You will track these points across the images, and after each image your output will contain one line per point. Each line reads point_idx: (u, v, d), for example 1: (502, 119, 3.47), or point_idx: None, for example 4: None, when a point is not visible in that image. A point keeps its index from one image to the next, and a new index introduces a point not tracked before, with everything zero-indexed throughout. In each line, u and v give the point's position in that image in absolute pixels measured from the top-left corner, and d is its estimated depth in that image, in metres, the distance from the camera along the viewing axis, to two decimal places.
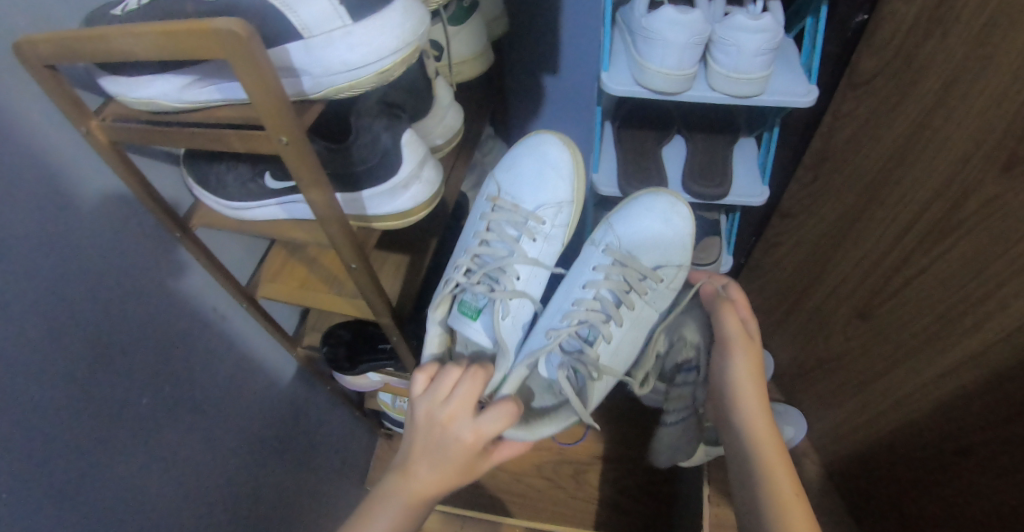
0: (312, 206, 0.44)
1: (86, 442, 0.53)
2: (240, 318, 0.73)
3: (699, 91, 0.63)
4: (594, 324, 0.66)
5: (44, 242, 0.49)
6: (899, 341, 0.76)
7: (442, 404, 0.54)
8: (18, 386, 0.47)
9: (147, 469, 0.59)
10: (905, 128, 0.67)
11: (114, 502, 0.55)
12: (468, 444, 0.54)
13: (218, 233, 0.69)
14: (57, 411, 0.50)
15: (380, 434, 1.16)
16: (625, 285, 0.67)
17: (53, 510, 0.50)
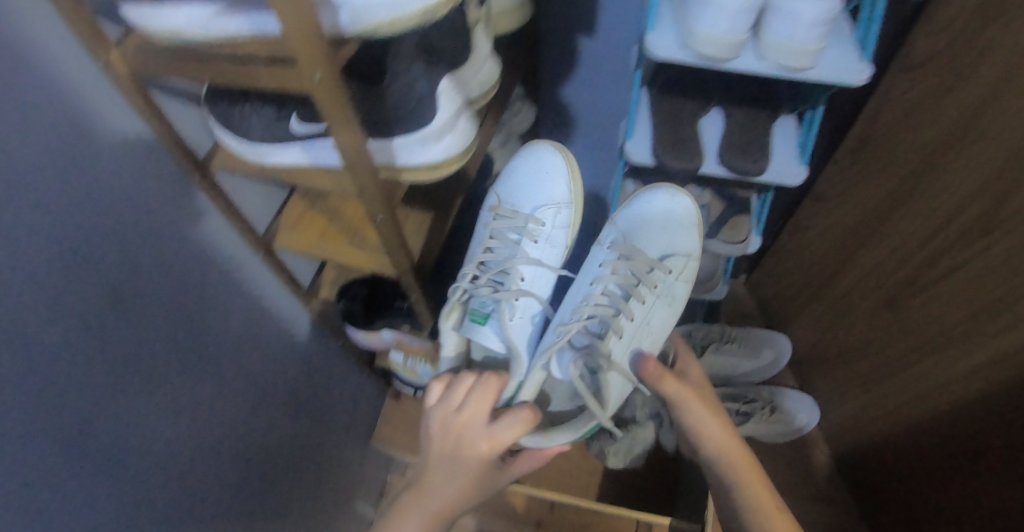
0: (340, 151, 0.42)
1: (103, 380, 0.52)
2: (257, 267, 0.72)
3: (747, 61, 0.60)
4: (603, 318, 0.68)
5: (67, 175, 0.48)
6: (925, 335, 0.74)
7: (456, 412, 0.58)
8: (36, 319, 0.46)
9: (160, 412, 0.59)
10: (957, 114, 0.63)
11: (127, 443, 0.55)
12: (485, 451, 0.57)
13: (239, 178, 0.67)
14: (75, 347, 0.50)
15: (388, 393, 1.16)
16: (631, 278, 0.71)
17: (69, 447, 0.49)
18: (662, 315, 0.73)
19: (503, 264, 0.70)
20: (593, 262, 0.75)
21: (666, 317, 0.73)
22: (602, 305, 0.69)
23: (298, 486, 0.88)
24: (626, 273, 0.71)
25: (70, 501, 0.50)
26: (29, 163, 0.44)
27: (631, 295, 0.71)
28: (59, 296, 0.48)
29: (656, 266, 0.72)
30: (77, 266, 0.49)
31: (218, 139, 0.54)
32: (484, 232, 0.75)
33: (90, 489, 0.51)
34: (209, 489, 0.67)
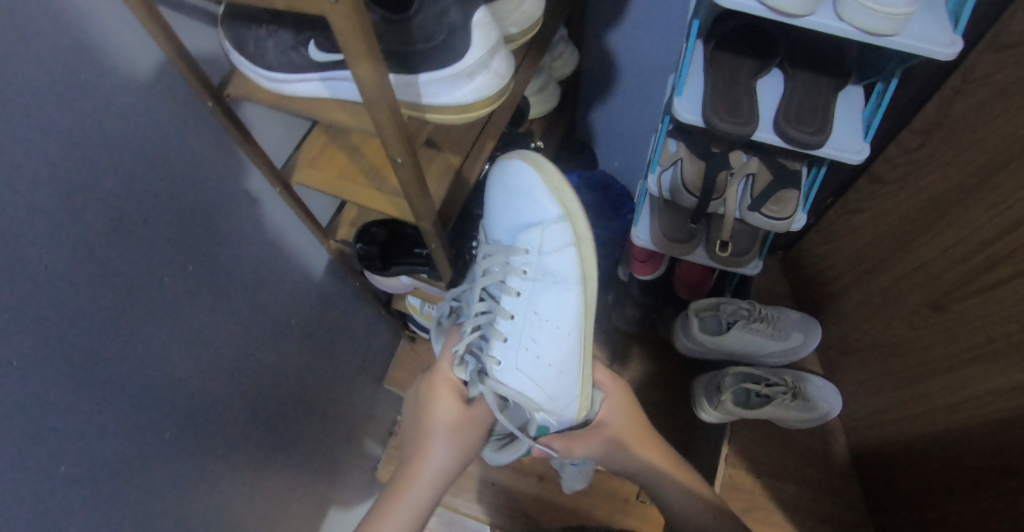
0: (358, 85, 0.37)
1: (107, 314, 0.50)
2: (271, 201, 0.70)
3: (824, 19, 0.53)
4: (486, 326, 0.64)
5: (62, 92, 0.45)
6: (970, 342, 0.68)
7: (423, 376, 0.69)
8: (31, 250, 0.44)
9: (171, 346, 0.58)
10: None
11: (137, 375, 0.54)
12: (438, 390, 0.65)
13: (256, 106, 0.63)
14: (74, 279, 0.47)
15: (404, 336, 1.16)
16: (498, 275, 0.63)
17: (70, 384, 0.48)
18: (561, 292, 0.63)
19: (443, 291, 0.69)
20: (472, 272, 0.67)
21: (563, 292, 0.63)
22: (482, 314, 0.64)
23: (308, 423, 0.88)
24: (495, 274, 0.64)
25: (80, 430, 0.49)
26: (20, 76, 0.42)
27: (505, 292, 0.64)
28: (59, 219, 0.46)
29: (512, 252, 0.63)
30: (81, 189, 0.47)
31: (233, 63, 0.50)
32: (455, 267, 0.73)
33: (95, 422, 0.51)
34: (220, 423, 0.67)
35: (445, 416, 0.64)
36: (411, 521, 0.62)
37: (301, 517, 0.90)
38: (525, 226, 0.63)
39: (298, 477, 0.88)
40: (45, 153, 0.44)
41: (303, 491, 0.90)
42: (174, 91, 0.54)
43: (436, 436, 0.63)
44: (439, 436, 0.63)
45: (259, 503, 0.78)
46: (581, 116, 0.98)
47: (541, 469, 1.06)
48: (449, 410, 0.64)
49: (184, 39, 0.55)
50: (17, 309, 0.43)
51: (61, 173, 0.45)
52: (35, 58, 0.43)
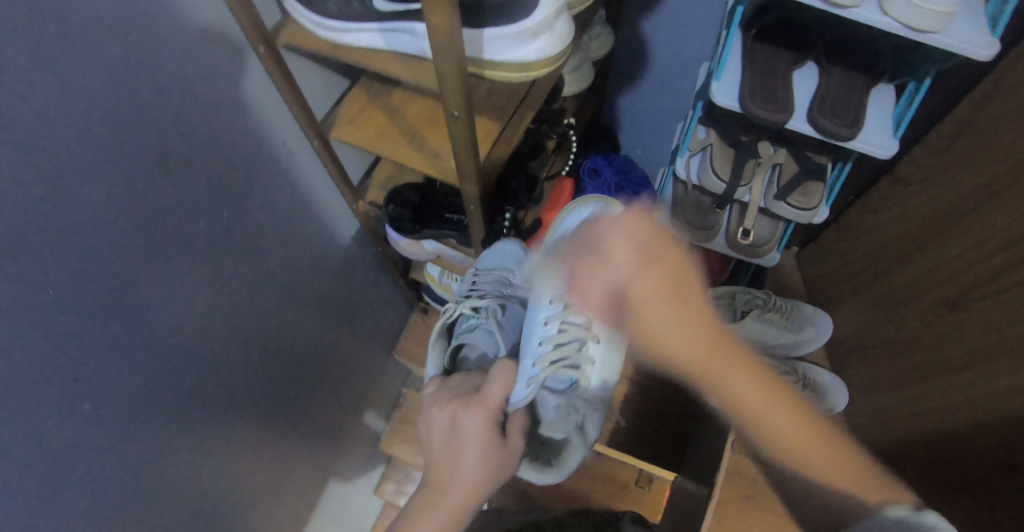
0: (430, 33, 0.39)
1: (133, 242, 0.52)
2: (307, 158, 0.71)
3: (868, 11, 0.55)
4: (571, 356, 0.68)
5: (114, 24, 0.46)
6: (968, 345, 0.68)
7: (453, 394, 0.61)
8: (74, 170, 0.46)
9: (187, 285, 0.59)
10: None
11: (154, 309, 0.56)
12: (484, 416, 0.58)
13: (305, 60, 0.65)
14: (106, 206, 0.49)
15: (416, 310, 1.17)
16: (587, 305, 0.69)
17: (92, 309, 0.49)
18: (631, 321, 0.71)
19: (480, 301, 0.71)
20: (544, 298, 0.70)
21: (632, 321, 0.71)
22: (564, 341, 0.68)
23: (317, 385, 0.90)
24: (584, 300, 0.69)
25: (98, 359, 0.51)
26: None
27: (591, 319, 0.69)
28: (102, 148, 0.47)
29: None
30: (124, 122, 0.49)
31: (293, 12, 0.52)
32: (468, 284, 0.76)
33: (113, 348, 0.52)
34: (231, 373, 0.69)
35: (491, 449, 0.57)
36: None
37: (302, 477, 0.91)
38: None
39: (300, 437, 0.89)
40: (93, 82, 0.46)
41: (306, 451, 0.91)
42: (224, 37, 0.56)
43: (481, 464, 0.57)
44: (483, 470, 0.57)
45: (260, 455, 0.79)
46: (612, 101, 0.99)
47: None
48: (494, 443, 0.58)
49: None
50: (50, 229, 0.45)
51: (106, 102, 0.47)
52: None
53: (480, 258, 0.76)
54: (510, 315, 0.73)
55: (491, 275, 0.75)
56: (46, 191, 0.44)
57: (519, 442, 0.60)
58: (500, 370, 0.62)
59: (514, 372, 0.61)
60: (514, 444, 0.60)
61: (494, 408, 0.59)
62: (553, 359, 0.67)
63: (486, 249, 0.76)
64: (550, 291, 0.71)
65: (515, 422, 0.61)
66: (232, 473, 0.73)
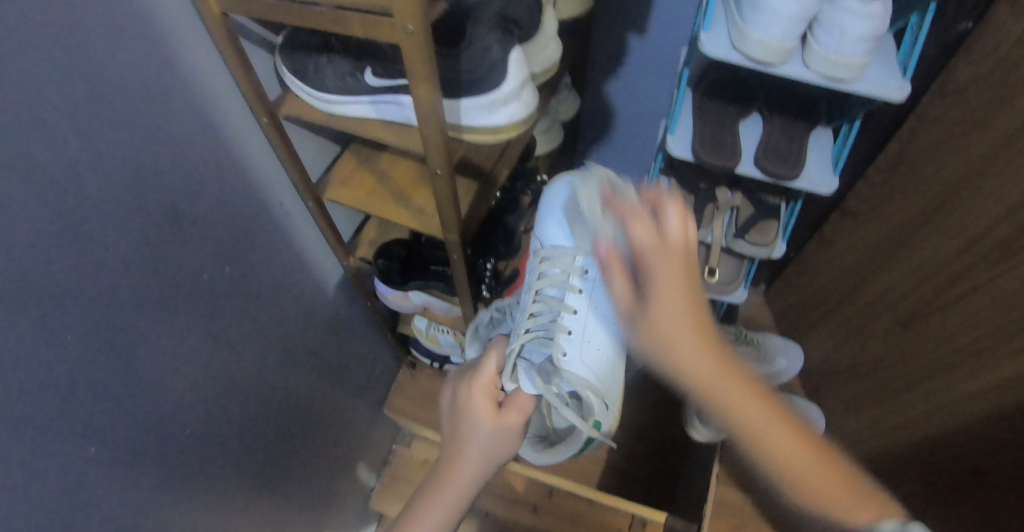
0: (415, 104, 0.45)
1: (138, 297, 0.56)
2: (299, 217, 0.76)
3: (794, 68, 0.63)
4: (547, 325, 0.64)
5: (133, 102, 0.52)
6: (935, 354, 0.74)
7: (460, 375, 0.66)
8: (89, 231, 0.50)
9: (184, 337, 0.62)
10: (997, 137, 0.64)
11: (154, 361, 0.59)
12: (475, 389, 0.62)
13: (301, 128, 0.71)
14: (116, 264, 0.53)
15: (405, 364, 1.20)
16: (559, 275, 0.65)
17: (98, 361, 0.53)
18: (619, 292, 0.65)
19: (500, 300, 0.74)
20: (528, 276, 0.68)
21: None
22: (540, 314, 0.65)
23: (308, 438, 0.92)
24: (555, 271, 0.65)
25: (101, 406, 0.54)
26: (105, 84, 0.49)
27: (566, 290, 0.65)
28: (115, 212, 0.52)
29: (577, 251, 0.64)
30: (138, 182, 0.54)
31: (291, 87, 0.58)
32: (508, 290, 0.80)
33: (116, 396, 0.55)
34: (223, 424, 0.71)
35: (481, 419, 0.60)
36: (448, 517, 0.59)
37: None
38: (584, 228, 0.65)
39: (293, 491, 0.90)
40: (115, 146, 0.51)
41: (299, 506, 0.92)
42: (228, 110, 0.61)
43: (483, 431, 0.59)
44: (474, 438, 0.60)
45: (252, 509, 0.80)
46: (582, 157, 1.06)
47: (536, 500, 1.05)
48: (489, 412, 0.60)
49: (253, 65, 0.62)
50: (69, 282, 0.49)
51: (122, 172, 0.52)
52: (121, 60, 0.50)
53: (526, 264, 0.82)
54: None
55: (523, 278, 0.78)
56: (63, 252, 0.48)
57: (516, 420, 0.60)
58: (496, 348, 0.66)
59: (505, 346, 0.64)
60: (511, 418, 0.60)
61: (491, 381, 0.63)
62: (532, 330, 0.64)
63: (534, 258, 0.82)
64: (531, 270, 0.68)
65: (517, 400, 0.61)
66: (224, 527, 0.74)
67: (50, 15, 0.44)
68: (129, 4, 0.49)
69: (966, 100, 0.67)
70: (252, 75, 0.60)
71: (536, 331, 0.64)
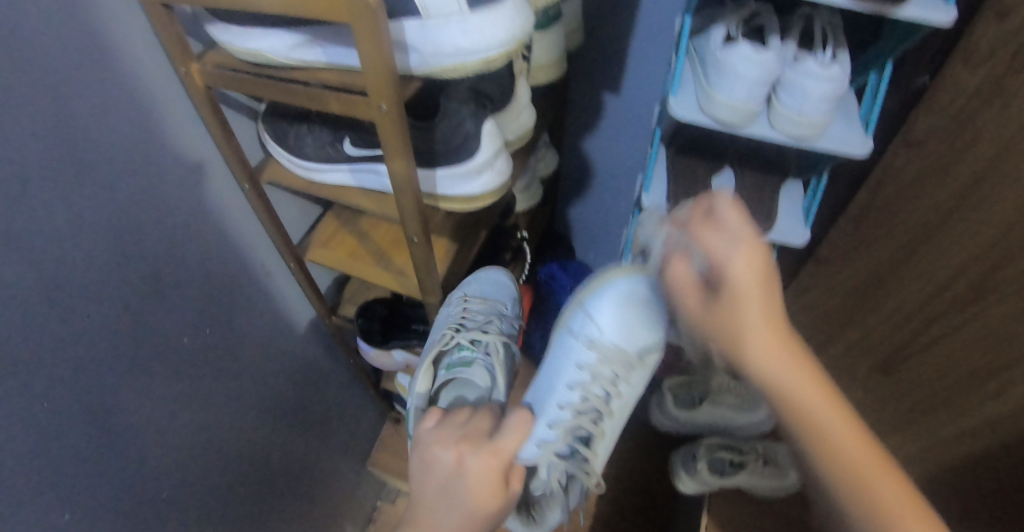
0: (391, 175, 0.46)
1: (119, 361, 0.56)
2: (282, 277, 0.77)
3: (760, 127, 0.65)
4: (588, 427, 0.68)
5: (118, 172, 0.53)
6: (919, 397, 0.76)
7: (457, 432, 0.54)
8: (70, 298, 0.50)
9: (167, 399, 0.62)
10: (964, 175, 0.65)
11: (135, 426, 0.58)
12: (494, 466, 0.51)
13: (282, 192, 0.72)
14: (99, 328, 0.53)
15: (389, 419, 1.19)
16: (611, 379, 0.68)
17: (78, 427, 0.52)
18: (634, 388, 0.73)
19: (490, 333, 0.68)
20: (567, 361, 0.69)
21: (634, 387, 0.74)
22: (582, 411, 0.68)
23: (291, 500, 0.89)
24: (606, 376, 0.68)
25: (81, 472, 0.53)
26: (91, 156, 0.50)
27: (610, 392, 0.69)
28: (98, 277, 0.52)
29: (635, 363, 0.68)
30: (123, 247, 0.54)
31: (272, 154, 0.59)
32: (457, 307, 0.70)
33: (98, 461, 0.55)
34: (203, 489, 0.69)
35: (491, 498, 0.50)
36: None
37: None
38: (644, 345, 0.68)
39: None
40: (98, 207, 0.52)
41: None
42: (211, 175, 0.62)
43: (477, 519, 0.49)
44: (469, 507, 0.49)
45: None
46: (563, 211, 1.08)
47: None
48: (495, 494, 0.50)
49: (236, 133, 0.63)
50: (50, 349, 0.49)
51: (106, 238, 0.53)
52: (106, 125, 0.51)
53: (469, 278, 0.75)
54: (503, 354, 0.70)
55: (483, 305, 0.72)
56: (46, 318, 0.49)
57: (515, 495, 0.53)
58: (515, 423, 0.54)
59: (529, 428, 0.54)
60: (513, 495, 0.53)
61: (506, 459, 0.52)
62: (568, 428, 0.68)
63: (490, 270, 0.76)
64: (573, 357, 0.69)
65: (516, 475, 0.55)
66: None
67: (36, 81, 0.45)
68: (118, 75, 0.51)
69: (927, 152, 0.68)
70: (236, 143, 0.61)
71: (570, 428, 0.68)
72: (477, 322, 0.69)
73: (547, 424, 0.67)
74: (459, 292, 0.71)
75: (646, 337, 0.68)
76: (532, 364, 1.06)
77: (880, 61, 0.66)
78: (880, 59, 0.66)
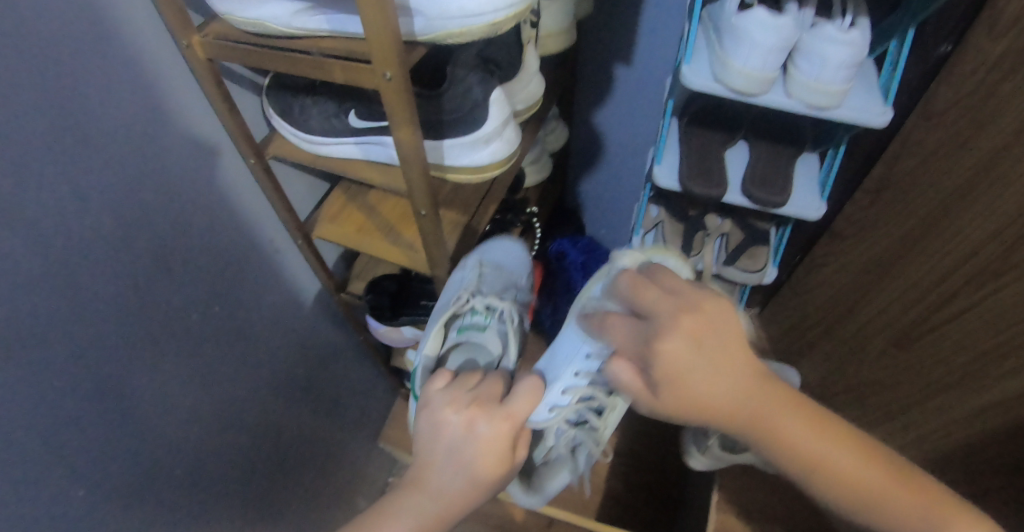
0: (397, 146, 0.45)
1: (129, 338, 0.56)
2: (290, 253, 0.76)
3: (776, 96, 0.64)
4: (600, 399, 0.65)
5: (123, 149, 0.52)
6: (939, 371, 0.75)
7: (470, 395, 0.53)
8: (79, 276, 0.50)
9: (177, 376, 0.62)
10: (976, 161, 0.64)
11: (147, 402, 0.59)
12: (504, 429, 0.50)
13: (289, 169, 0.71)
14: (108, 305, 0.53)
15: (399, 396, 1.19)
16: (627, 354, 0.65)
17: (90, 403, 0.53)
18: None
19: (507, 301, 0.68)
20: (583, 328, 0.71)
21: None
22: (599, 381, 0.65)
23: (303, 475, 0.89)
24: None
25: (95, 447, 0.54)
26: (94, 132, 0.50)
27: None
28: (105, 254, 0.52)
29: None
30: (129, 224, 0.54)
31: (276, 129, 0.59)
32: (472, 274, 0.69)
33: (111, 436, 0.55)
34: (214, 466, 0.69)
35: (498, 465, 0.49)
36: None
37: None
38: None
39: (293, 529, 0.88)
40: (103, 184, 0.51)
41: None
42: (218, 151, 0.62)
43: (483, 481, 0.49)
44: (678, 361, 0.48)
45: None
46: (574, 186, 1.07)
47: None
48: (503, 457, 0.49)
49: (240, 107, 0.62)
50: (59, 327, 0.49)
51: (112, 216, 0.52)
52: (106, 97, 0.50)
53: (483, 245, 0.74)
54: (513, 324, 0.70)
55: (500, 275, 0.71)
56: (56, 296, 0.49)
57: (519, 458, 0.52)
58: (528, 386, 0.53)
59: (541, 392, 0.53)
60: (517, 462, 0.52)
61: (518, 425, 0.51)
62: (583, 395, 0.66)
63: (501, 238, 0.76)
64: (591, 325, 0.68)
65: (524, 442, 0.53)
66: None
67: (36, 56, 0.45)
68: (119, 50, 0.50)
69: (948, 125, 0.65)
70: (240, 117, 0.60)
71: (583, 397, 0.66)
72: (494, 292, 0.68)
73: (561, 389, 0.65)
74: (470, 262, 0.70)
75: None
76: (542, 341, 1.05)
77: (901, 26, 0.64)
78: (902, 24, 0.63)
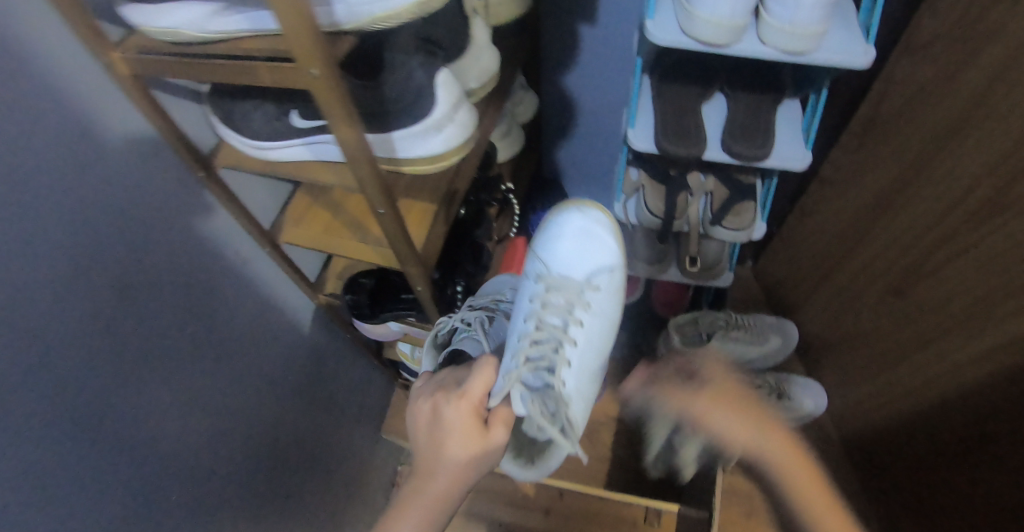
0: (341, 144, 0.42)
1: (111, 371, 0.52)
2: (261, 261, 0.73)
3: (749, 44, 0.60)
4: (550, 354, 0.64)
5: (68, 175, 0.48)
6: (936, 316, 0.71)
7: (437, 386, 0.56)
8: (45, 316, 0.46)
9: (169, 401, 0.59)
10: (971, 88, 0.60)
11: (142, 433, 0.55)
12: (464, 407, 0.52)
13: (244, 175, 0.67)
14: (82, 340, 0.49)
15: (396, 387, 1.17)
16: (564, 305, 0.67)
17: (80, 444, 0.49)
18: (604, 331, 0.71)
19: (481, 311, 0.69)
20: (520, 300, 0.68)
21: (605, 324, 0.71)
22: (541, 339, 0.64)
23: (310, 481, 0.87)
24: (560, 301, 0.67)
25: (94, 488, 0.50)
26: (34, 161, 0.45)
27: (568, 320, 0.67)
28: (70, 288, 0.48)
29: (586, 289, 0.69)
30: (90, 253, 0.50)
31: (221, 136, 0.55)
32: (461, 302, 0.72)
33: (108, 475, 0.52)
34: (218, 486, 0.67)
35: (471, 441, 0.51)
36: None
37: None
38: (591, 267, 0.71)
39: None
40: (53, 214, 0.47)
41: None
42: (168, 164, 0.58)
43: (460, 460, 0.51)
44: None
45: None
46: (550, 157, 1.03)
47: (546, 503, 0.98)
48: (474, 432, 0.51)
49: (179, 116, 0.58)
50: (33, 372, 0.45)
51: (68, 247, 0.48)
52: (39, 121, 0.46)
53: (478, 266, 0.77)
54: (498, 328, 0.69)
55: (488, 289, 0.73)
56: (22, 341, 0.45)
57: (501, 436, 0.53)
58: (483, 363, 0.55)
59: (495, 368, 0.55)
60: (497, 437, 0.53)
61: (477, 401, 0.53)
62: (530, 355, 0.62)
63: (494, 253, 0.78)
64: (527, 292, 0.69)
65: (501, 416, 0.54)
66: None
67: None
68: (42, 69, 0.46)
69: (934, 54, 0.63)
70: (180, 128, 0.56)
71: (531, 358, 0.63)
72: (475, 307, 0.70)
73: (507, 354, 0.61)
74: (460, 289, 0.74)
75: (601, 266, 0.71)
76: None
77: None
78: None
